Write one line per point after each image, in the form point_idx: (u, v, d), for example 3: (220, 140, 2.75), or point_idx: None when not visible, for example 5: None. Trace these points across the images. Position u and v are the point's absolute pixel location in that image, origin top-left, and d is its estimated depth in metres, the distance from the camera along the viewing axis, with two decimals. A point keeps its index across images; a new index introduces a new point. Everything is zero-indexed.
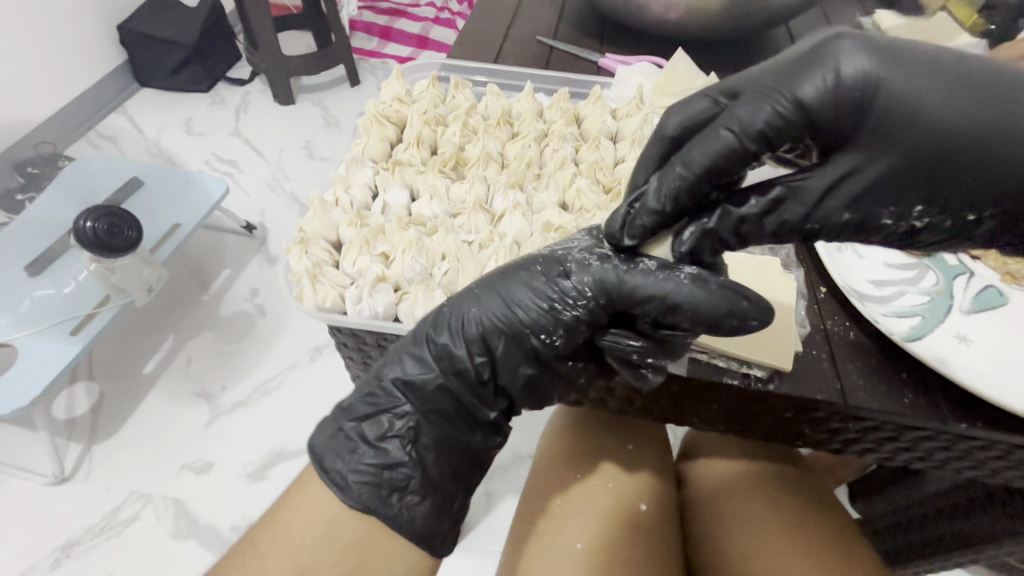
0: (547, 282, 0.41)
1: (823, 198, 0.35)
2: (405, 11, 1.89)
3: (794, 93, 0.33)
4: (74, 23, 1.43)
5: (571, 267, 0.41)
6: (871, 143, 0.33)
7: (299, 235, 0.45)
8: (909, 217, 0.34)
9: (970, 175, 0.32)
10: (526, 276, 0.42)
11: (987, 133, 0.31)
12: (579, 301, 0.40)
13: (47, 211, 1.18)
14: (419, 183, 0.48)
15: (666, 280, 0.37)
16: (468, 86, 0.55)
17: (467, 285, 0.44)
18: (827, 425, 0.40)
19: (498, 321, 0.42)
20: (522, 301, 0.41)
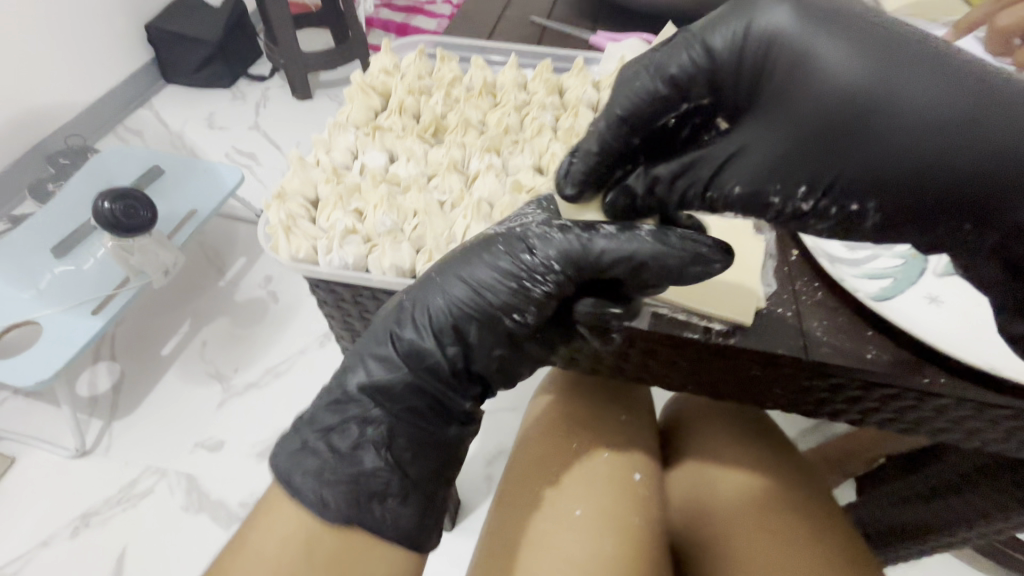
0: (510, 260, 0.41)
1: (721, 168, 0.38)
2: (421, 8, 1.92)
3: (704, 39, 0.35)
4: (105, 21, 1.49)
5: (533, 242, 0.41)
6: (763, 107, 0.35)
7: (276, 190, 0.43)
8: (794, 195, 0.36)
9: (850, 154, 0.34)
10: (490, 252, 0.42)
11: (871, 109, 0.32)
12: (547, 276, 0.40)
13: (74, 198, 1.24)
14: (397, 145, 0.47)
15: (630, 244, 0.38)
16: (453, 60, 0.56)
17: (437, 262, 0.44)
18: (795, 384, 0.40)
19: (468, 307, 0.42)
20: (486, 281, 0.41)
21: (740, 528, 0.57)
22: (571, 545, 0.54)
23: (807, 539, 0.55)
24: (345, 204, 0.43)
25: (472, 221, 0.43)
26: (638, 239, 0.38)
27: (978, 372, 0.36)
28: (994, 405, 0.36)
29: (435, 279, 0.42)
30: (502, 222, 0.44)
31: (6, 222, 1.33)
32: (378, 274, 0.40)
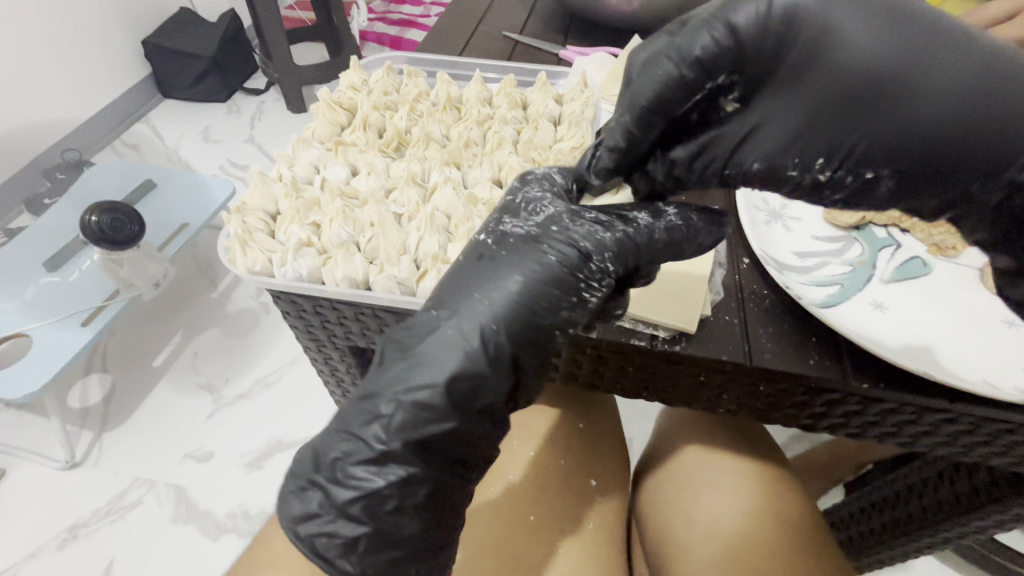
0: (562, 267, 0.36)
1: (736, 148, 0.36)
2: (414, 21, 1.95)
3: (727, 17, 0.31)
4: (103, 39, 1.52)
5: (584, 244, 0.36)
6: (790, 74, 0.32)
7: (236, 204, 0.43)
8: (809, 164, 0.34)
9: (882, 113, 0.30)
10: (536, 256, 0.37)
11: (895, 78, 0.29)
12: (601, 281, 0.36)
13: (66, 212, 1.25)
14: (359, 160, 0.48)
15: (667, 230, 0.37)
16: (420, 75, 0.57)
17: (465, 265, 0.38)
18: (741, 388, 0.40)
19: (529, 320, 0.36)
20: (541, 296, 0.36)
21: (725, 540, 0.55)
22: (532, 553, 0.53)
23: (797, 552, 0.54)
24: (304, 217, 0.43)
25: (426, 233, 0.42)
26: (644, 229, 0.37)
27: (915, 374, 0.36)
28: (936, 407, 0.36)
29: (478, 297, 0.36)
30: (522, 212, 0.39)
31: (3, 235, 1.35)
32: (332, 286, 0.39)
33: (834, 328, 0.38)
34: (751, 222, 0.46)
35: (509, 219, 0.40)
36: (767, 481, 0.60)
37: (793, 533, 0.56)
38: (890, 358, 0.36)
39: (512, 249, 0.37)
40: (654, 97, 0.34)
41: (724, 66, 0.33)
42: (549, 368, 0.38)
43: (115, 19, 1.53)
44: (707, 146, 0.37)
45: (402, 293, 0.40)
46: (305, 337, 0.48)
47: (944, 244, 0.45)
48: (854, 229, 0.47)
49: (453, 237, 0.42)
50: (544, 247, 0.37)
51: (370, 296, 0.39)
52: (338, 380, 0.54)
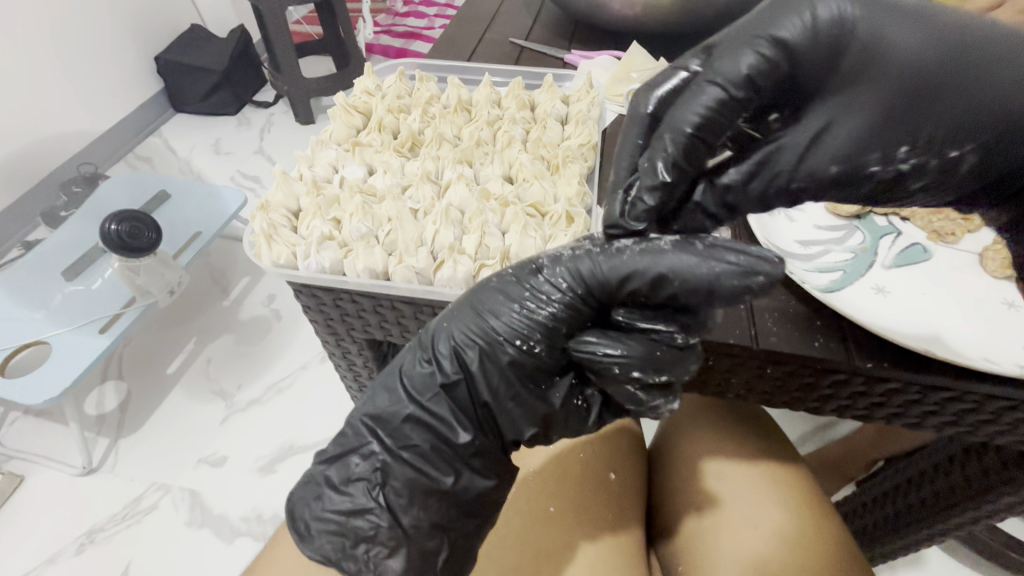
0: (516, 283, 0.39)
1: (809, 147, 0.38)
2: (419, 34, 1.99)
3: (772, 35, 0.36)
4: (118, 55, 1.57)
5: (542, 263, 0.40)
6: (856, 77, 0.36)
7: (259, 202, 0.44)
8: (897, 152, 0.36)
9: (962, 94, 0.35)
10: (502, 285, 0.40)
11: (941, 75, 0.35)
12: (553, 297, 0.38)
13: (84, 223, 1.29)
14: (375, 160, 0.50)
15: (642, 253, 0.36)
16: (431, 80, 0.59)
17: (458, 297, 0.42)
18: (750, 371, 0.42)
19: (483, 345, 0.39)
20: (492, 308, 0.39)
21: (744, 542, 0.55)
22: (552, 541, 0.54)
23: (797, 544, 0.54)
24: (325, 213, 0.44)
25: (442, 227, 0.43)
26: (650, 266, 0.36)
27: (919, 354, 0.37)
28: (940, 385, 0.37)
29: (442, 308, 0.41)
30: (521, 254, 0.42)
31: (21, 247, 1.38)
32: (353, 277, 0.41)
33: (839, 310, 0.39)
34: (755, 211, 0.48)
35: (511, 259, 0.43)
36: (789, 486, 0.59)
37: (820, 542, 0.54)
38: (891, 336, 0.37)
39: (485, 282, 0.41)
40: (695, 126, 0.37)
41: (784, 68, 0.37)
42: (506, 387, 0.39)
43: (129, 36, 1.58)
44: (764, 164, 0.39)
45: (420, 283, 0.41)
46: (325, 332, 0.50)
47: (944, 231, 0.47)
48: (856, 218, 0.49)
49: (467, 230, 0.44)
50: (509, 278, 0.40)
51: (391, 286, 0.40)
52: (356, 376, 0.56)
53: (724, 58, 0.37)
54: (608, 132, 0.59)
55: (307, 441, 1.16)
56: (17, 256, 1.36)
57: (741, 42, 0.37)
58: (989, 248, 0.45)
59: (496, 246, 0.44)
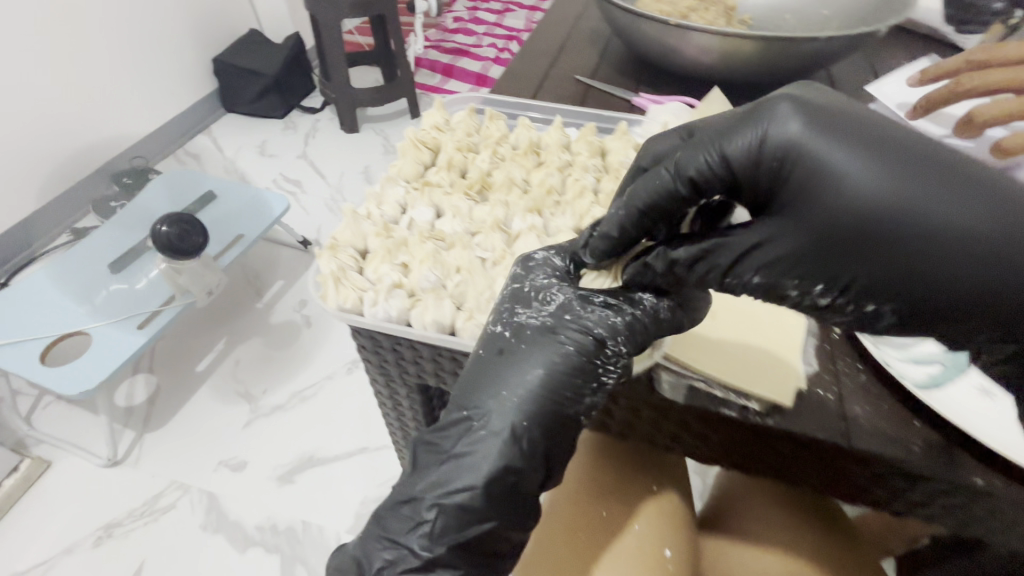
0: (574, 350, 0.36)
1: (743, 259, 0.33)
2: (468, 51, 2.02)
3: (723, 142, 0.32)
4: (179, 54, 1.61)
5: (589, 326, 0.37)
6: (795, 202, 0.31)
7: (328, 241, 0.43)
8: (809, 291, 0.32)
9: (917, 234, 0.28)
10: (555, 345, 0.37)
11: (893, 214, 0.28)
12: (614, 361, 0.36)
13: (131, 219, 1.32)
14: (443, 201, 0.48)
15: (672, 310, 0.38)
16: (501, 118, 0.58)
17: (483, 358, 0.38)
18: (833, 470, 0.38)
19: (542, 405, 0.36)
20: (564, 384, 0.36)
21: None
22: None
23: None
24: (393, 257, 0.43)
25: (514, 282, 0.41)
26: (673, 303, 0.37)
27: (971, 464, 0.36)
28: None
29: (499, 389, 0.36)
30: (531, 303, 0.38)
31: (70, 234, 1.41)
32: (419, 329, 0.39)
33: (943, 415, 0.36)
34: None
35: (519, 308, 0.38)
36: None
37: None
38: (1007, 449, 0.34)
39: (529, 346, 0.37)
40: (642, 205, 0.35)
41: (722, 183, 0.33)
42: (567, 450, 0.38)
43: (191, 38, 1.63)
44: (709, 252, 0.34)
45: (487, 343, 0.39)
46: (375, 370, 0.48)
47: None
48: None
49: None
50: (560, 338, 0.37)
51: (457, 343, 0.38)
52: (397, 415, 0.54)
53: (685, 150, 0.34)
54: None
55: (328, 454, 1.14)
56: (65, 243, 1.39)
57: (703, 139, 0.33)
58: None
59: None
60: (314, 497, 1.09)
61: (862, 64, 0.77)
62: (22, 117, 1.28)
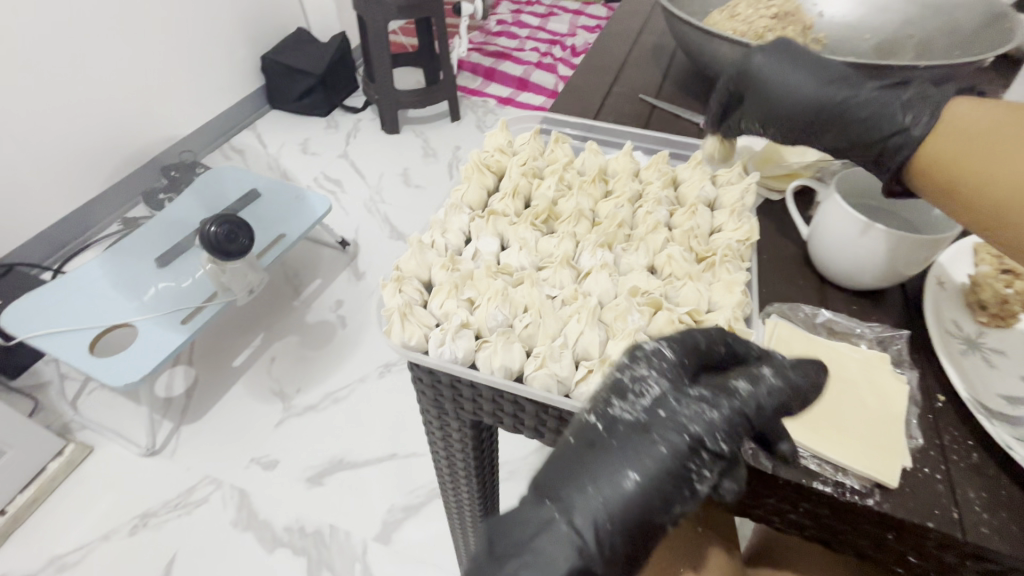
0: (671, 454, 0.31)
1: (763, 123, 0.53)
2: (510, 55, 2.00)
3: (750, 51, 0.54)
4: (231, 52, 1.64)
5: (686, 425, 0.32)
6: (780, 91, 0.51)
7: (394, 271, 0.41)
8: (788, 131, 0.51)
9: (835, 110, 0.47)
10: (648, 446, 0.32)
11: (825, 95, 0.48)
12: (714, 463, 0.32)
13: (180, 215, 1.34)
14: (509, 232, 0.46)
15: (768, 398, 0.33)
16: (567, 142, 0.56)
17: (572, 450, 0.33)
18: (939, 560, 0.34)
19: (633, 513, 0.31)
20: (659, 490, 0.31)
21: None
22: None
23: None
24: (460, 292, 0.41)
25: (587, 326, 0.38)
26: (774, 388, 0.34)
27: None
28: None
29: (588, 493, 0.31)
30: (627, 393, 0.33)
31: (120, 224, 1.44)
32: (487, 374, 0.36)
33: None
34: (946, 347, 0.41)
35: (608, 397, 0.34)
36: None
37: None
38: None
39: (631, 446, 0.32)
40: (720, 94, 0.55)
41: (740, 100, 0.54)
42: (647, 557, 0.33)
43: (243, 35, 1.66)
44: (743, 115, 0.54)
45: (558, 393, 0.36)
46: (428, 402, 0.46)
47: None
48: None
49: (613, 333, 0.39)
50: (655, 437, 0.32)
51: (526, 391, 0.36)
52: (446, 444, 0.51)
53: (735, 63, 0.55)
54: (757, 220, 0.53)
55: (357, 458, 1.14)
56: (115, 233, 1.42)
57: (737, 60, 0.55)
58: None
59: None
60: (343, 501, 1.08)
61: None
62: (82, 108, 1.32)
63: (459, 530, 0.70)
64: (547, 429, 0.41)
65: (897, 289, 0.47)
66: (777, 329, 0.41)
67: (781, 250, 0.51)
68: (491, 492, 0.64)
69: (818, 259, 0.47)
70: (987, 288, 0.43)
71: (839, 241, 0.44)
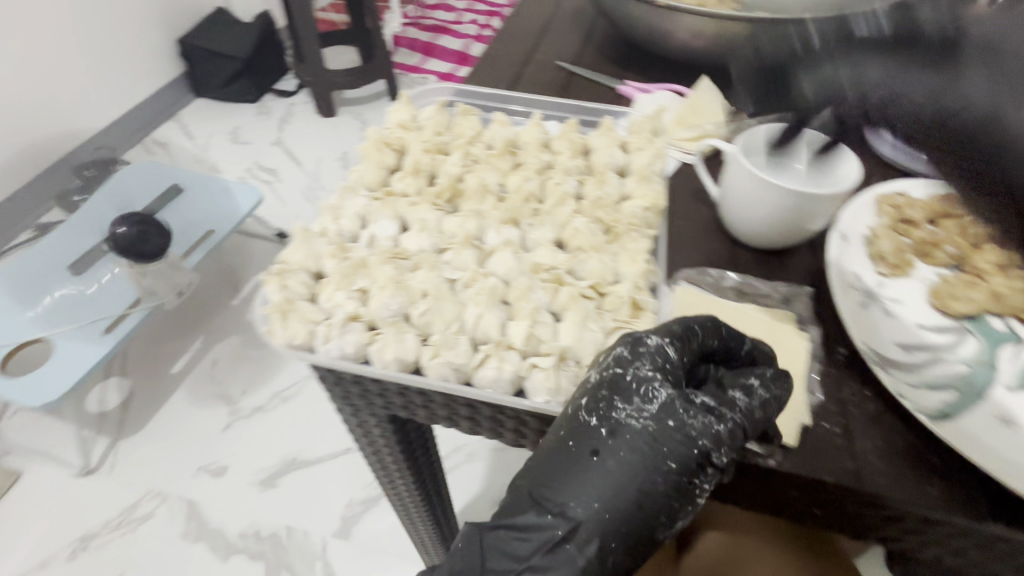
0: (675, 472, 0.30)
1: None
2: (448, 28, 1.92)
3: None
4: (141, 35, 1.50)
5: (691, 444, 0.30)
6: None
7: (275, 265, 0.38)
8: None
9: None
10: (653, 459, 0.31)
11: None
12: (713, 477, 0.31)
13: (95, 216, 1.23)
14: (409, 213, 0.43)
15: (763, 409, 0.32)
16: (475, 114, 0.53)
17: (572, 456, 0.32)
18: (842, 511, 0.34)
19: (635, 524, 0.31)
20: (660, 503, 0.30)
21: None
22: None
23: None
24: (350, 282, 0.38)
25: (485, 309, 0.36)
26: (765, 402, 0.32)
27: (991, 499, 0.32)
28: None
29: (592, 511, 0.31)
30: (632, 398, 0.31)
31: (31, 231, 1.32)
32: (380, 368, 0.34)
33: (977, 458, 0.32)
34: (848, 301, 0.41)
35: (610, 402, 0.32)
36: None
37: None
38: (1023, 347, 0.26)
39: (636, 454, 0.31)
40: None
41: None
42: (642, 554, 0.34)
43: (154, 17, 1.52)
44: None
45: (456, 381, 0.34)
46: (339, 398, 0.44)
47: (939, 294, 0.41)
48: None
49: (515, 313, 0.37)
50: (662, 452, 0.31)
51: (421, 382, 0.34)
52: (370, 443, 0.50)
53: None
54: (671, 185, 0.52)
55: (311, 456, 1.10)
56: (25, 241, 1.30)
57: None
58: None
59: (550, 338, 0.36)
60: (302, 501, 1.05)
61: None
62: None
63: (407, 522, 0.68)
64: (461, 419, 0.40)
65: (804, 245, 0.47)
66: (683, 296, 0.40)
67: (695, 213, 0.50)
68: (433, 483, 0.63)
69: (727, 221, 0.46)
70: (884, 238, 0.42)
71: (742, 200, 0.44)
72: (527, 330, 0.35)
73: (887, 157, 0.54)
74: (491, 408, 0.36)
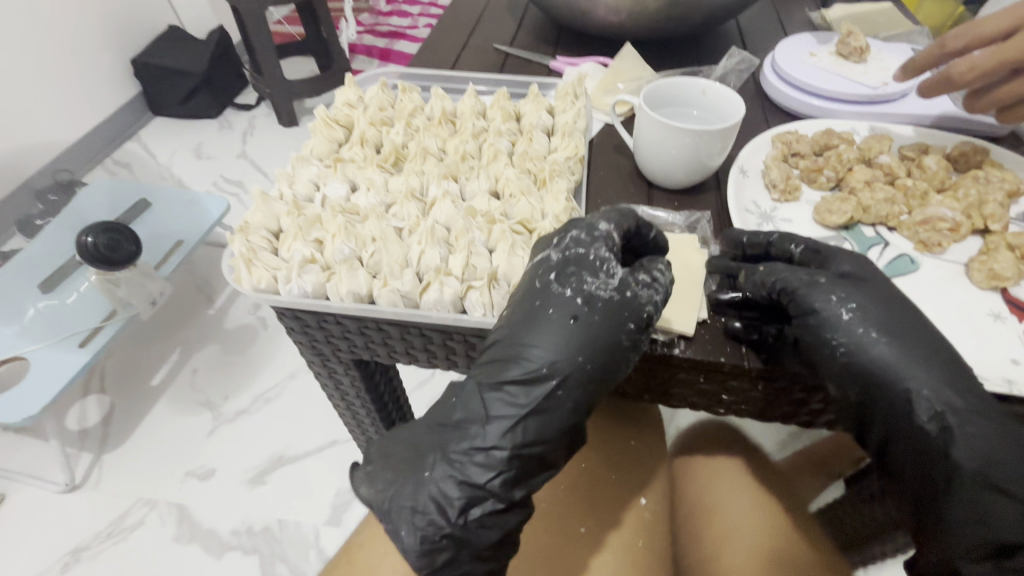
0: (635, 328, 0.37)
1: None
2: (403, 34, 1.97)
3: None
4: (97, 57, 1.51)
5: (643, 305, 0.37)
6: None
7: (238, 224, 0.43)
8: None
9: None
10: (620, 320, 0.37)
11: None
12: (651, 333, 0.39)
13: (60, 235, 1.24)
14: (358, 176, 0.48)
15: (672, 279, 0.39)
16: (415, 90, 0.58)
17: (556, 324, 0.37)
18: (740, 389, 0.41)
19: (601, 377, 0.36)
20: (622, 356, 0.37)
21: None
22: (570, 564, 0.48)
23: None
24: (306, 234, 0.43)
25: (427, 246, 0.42)
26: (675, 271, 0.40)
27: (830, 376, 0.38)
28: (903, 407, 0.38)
29: (571, 365, 0.36)
30: (599, 274, 0.38)
31: None
32: (337, 301, 0.39)
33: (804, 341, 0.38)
34: (742, 222, 0.48)
35: (579, 278, 0.38)
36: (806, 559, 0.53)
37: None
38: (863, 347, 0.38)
39: (604, 316, 0.37)
40: None
41: None
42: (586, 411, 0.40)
43: (108, 38, 1.53)
44: None
45: (404, 307, 0.40)
46: (309, 351, 0.48)
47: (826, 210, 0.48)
48: (844, 229, 0.48)
49: (454, 249, 0.43)
50: (625, 314, 0.37)
51: (373, 309, 0.39)
52: (340, 391, 0.55)
53: None
54: (595, 143, 0.58)
55: (297, 451, 1.13)
56: None
57: None
58: (975, 260, 0.44)
59: (484, 267, 0.42)
60: (291, 494, 1.07)
61: (775, 20, 0.77)
62: None
63: None
64: (417, 350, 0.44)
65: (711, 183, 0.53)
66: None
67: (616, 165, 0.56)
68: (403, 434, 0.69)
69: (641, 165, 0.53)
70: (774, 169, 0.50)
71: (651, 145, 0.50)
72: (462, 260, 0.41)
73: (782, 105, 0.61)
74: (440, 333, 0.42)
